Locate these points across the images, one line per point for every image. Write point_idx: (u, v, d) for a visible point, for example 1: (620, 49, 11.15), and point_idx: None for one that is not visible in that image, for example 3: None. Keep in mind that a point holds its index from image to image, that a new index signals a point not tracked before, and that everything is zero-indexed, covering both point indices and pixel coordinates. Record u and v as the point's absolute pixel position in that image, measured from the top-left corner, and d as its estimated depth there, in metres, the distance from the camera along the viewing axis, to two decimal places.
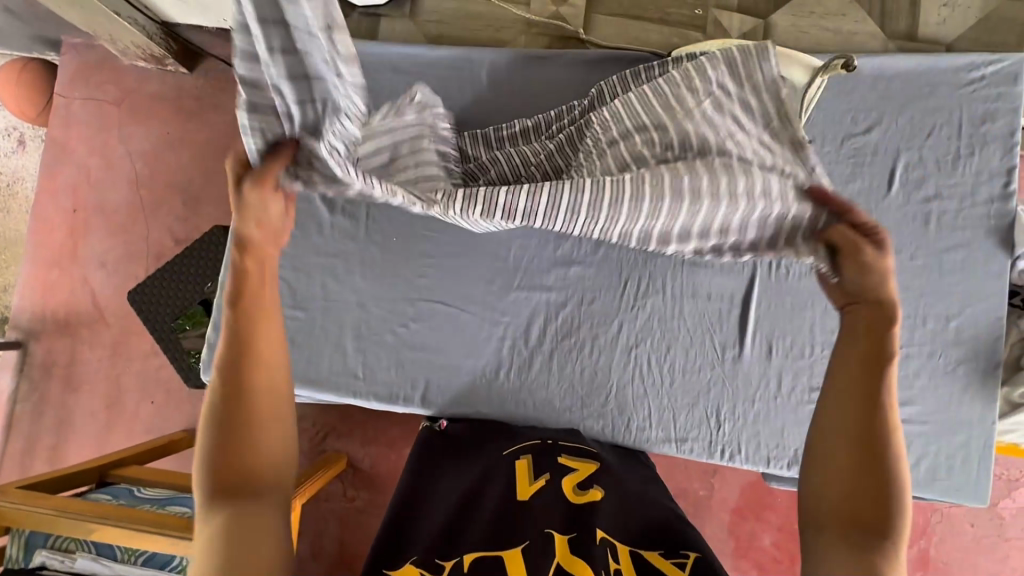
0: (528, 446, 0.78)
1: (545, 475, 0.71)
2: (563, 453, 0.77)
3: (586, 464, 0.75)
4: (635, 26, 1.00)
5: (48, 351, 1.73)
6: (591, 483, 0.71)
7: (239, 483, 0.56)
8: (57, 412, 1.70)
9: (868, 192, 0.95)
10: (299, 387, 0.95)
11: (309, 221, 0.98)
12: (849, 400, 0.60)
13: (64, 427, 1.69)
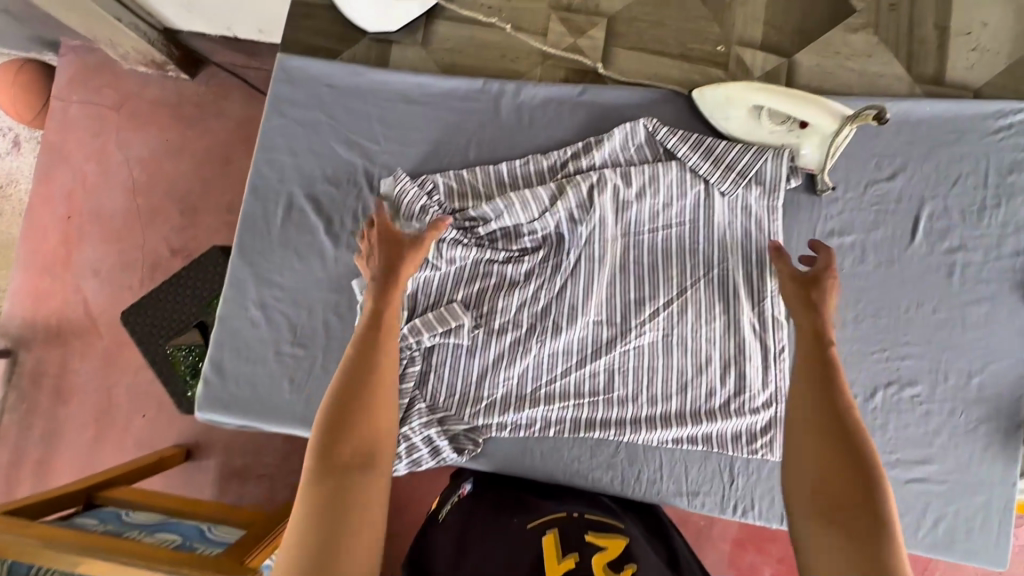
0: (555, 519, 0.73)
1: (574, 553, 0.65)
2: (592, 528, 0.71)
3: (616, 539, 0.69)
4: (655, 61, 0.96)
5: (38, 360, 1.69)
6: (625, 561, 0.64)
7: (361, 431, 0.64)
8: (45, 423, 1.66)
9: (891, 240, 0.92)
10: (298, 428, 0.92)
11: (312, 254, 0.94)
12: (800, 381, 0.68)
13: (52, 439, 1.65)
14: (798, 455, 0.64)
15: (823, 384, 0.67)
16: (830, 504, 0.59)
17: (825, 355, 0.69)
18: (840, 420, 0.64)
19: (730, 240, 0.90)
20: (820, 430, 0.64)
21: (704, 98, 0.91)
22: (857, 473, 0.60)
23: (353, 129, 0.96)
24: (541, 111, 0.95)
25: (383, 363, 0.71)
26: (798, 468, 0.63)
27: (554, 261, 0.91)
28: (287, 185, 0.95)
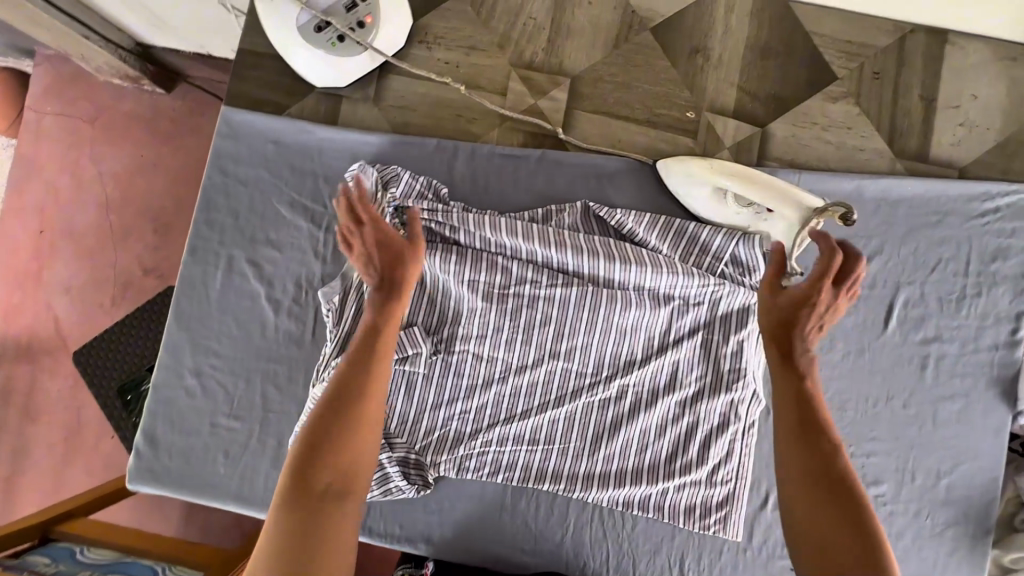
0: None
1: None
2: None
3: None
4: (618, 126, 0.91)
5: (5, 379, 1.66)
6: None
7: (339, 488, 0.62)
8: (9, 444, 1.64)
9: (862, 327, 0.87)
10: (232, 505, 0.88)
11: (251, 321, 0.90)
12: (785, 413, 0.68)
13: (16, 461, 1.63)
14: (794, 501, 0.63)
15: (810, 421, 0.66)
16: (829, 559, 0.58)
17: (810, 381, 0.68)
18: (830, 463, 0.63)
19: (691, 321, 0.86)
20: (812, 479, 0.63)
21: (670, 170, 0.85)
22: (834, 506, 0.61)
23: (298, 190, 0.91)
24: (496, 177, 0.90)
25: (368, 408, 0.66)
26: (795, 516, 0.63)
27: (498, 340, 0.87)
28: (228, 247, 0.91)
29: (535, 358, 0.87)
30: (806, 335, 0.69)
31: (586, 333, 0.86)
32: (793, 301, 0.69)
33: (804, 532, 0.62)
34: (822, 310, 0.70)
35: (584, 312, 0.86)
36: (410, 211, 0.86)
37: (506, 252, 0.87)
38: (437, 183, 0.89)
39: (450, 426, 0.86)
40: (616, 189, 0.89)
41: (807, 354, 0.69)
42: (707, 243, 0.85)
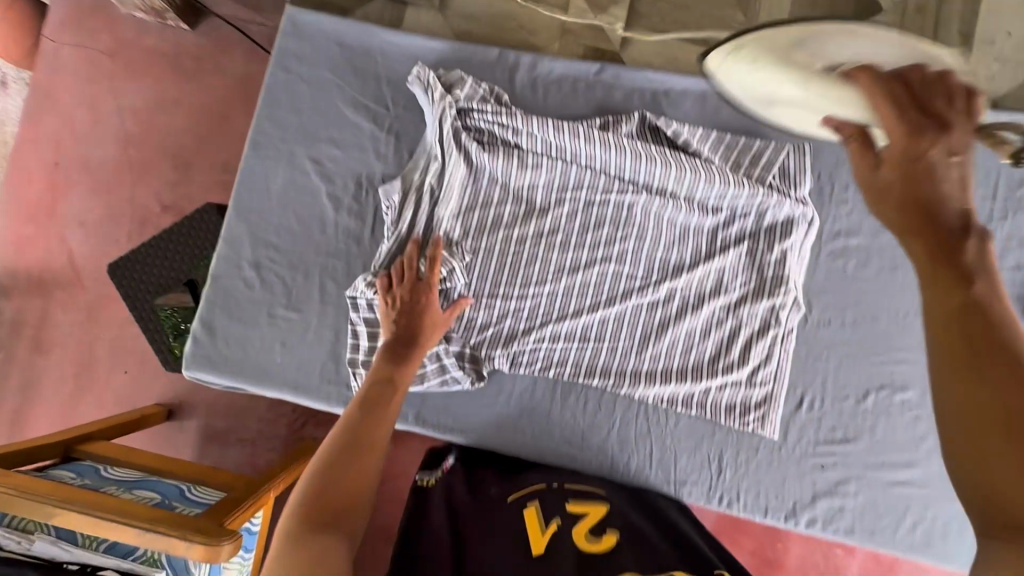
0: (533, 493, 0.79)
1: (554, 525, 0.71)
2: (571, 498, 0.78)
3: (596, 506, 0.77)
4: (675, 45, 0.95)
5: (18, 309, 1.70)
6: (605, 527, 0.72)
7: (338, 510, 0.60)
8: (22, 374, 1.68)
9: (897, 245, 0.92)
10: (288, 393, 0.90)
11: (312, 217, 0.92)
12: (944, 279, 0.44)
13: (28, 392, 1.68)
14: (940, 375, 0.42)
15: (970, 306, 0.43)
16: (1003, 479, 0.38)
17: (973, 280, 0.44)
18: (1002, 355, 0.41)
19: (736, 231, 0.91)
20: (985, 359, 0.41)
21: (736, 72, 0.61)
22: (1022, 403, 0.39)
23: (361, 92, 0.93)
24: (556, 87, 0.93)
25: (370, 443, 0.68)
26: (942, 396, 0.41)
27: (551, 242, 0.92)
28: (290, 144, 0.92)
29: (587, 260, 0.91)
30: (935, 189, 0.47)
31: (636, 239, 0.91)
32: (893, 167, 0.49)
33: (964, 442, 0.40)
34: (946, 156, 0.48)
35: (634, 218, 0.91)
36: (477, 112, 0.90)
37: (565, 157, 0.91)
38: (498, 91, 0.92)
39: (504, 323, 0.91)
40: (672, 106, 0.93)
41: (962, 245, 0.45)
42: (754, 156, 0.91)
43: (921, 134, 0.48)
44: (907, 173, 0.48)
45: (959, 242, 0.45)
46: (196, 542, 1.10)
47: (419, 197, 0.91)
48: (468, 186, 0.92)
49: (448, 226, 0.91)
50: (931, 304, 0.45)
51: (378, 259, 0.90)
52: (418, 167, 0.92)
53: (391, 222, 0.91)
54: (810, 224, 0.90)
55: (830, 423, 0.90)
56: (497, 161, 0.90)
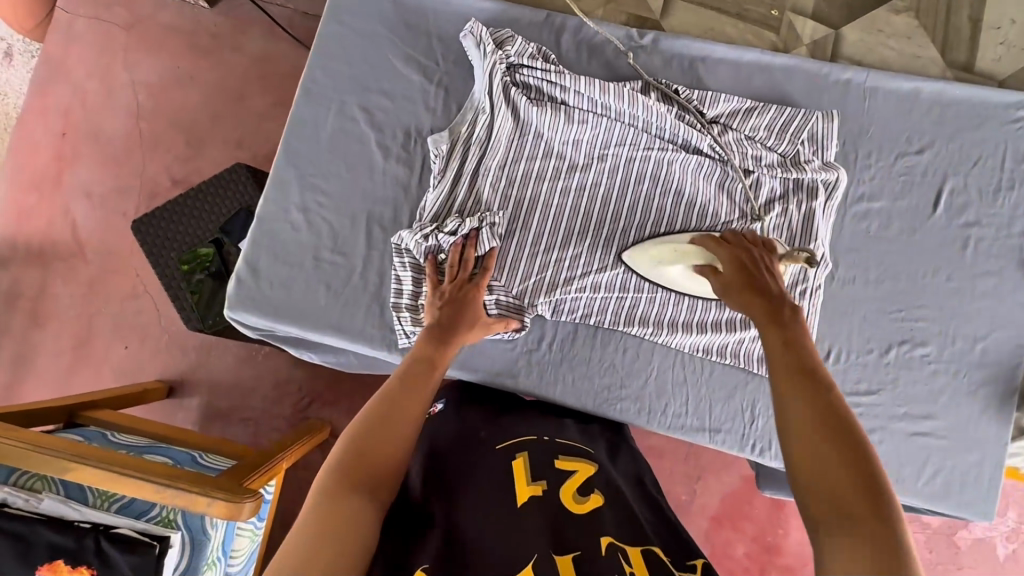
0: (523, 442, 0.72)
1: (540, 485, 0.65)
2: (560, 454, 0.71)
3: (586, 464, 0.71)
4: (712, 17, 1.03)
5: (14, 281, 1.67)
6: (593, 489, 0.66)
7: (370, 479, 0.60)
8: (17, 346, 1.65)
9: (914, 211, 0.98)
10: (331, 336, 0.90)
11: (360, 163, 0.94)
12: (771, 338, 0.62)
13: (21, 364, 1.64)
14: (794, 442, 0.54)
15: (803, 368, 0.58)
16: (818, 463, 0.51)
17: (805, 359, 0.59)
18: (833, 414, 0.54)
19: (773, 188, 0.95)
20: (815, 414, 0.54)
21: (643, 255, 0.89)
22: (849, 449, 0.51)
23: (412, 47, 0.97)
24: (600, 50, 0.98)
25: (405, 416, 0.66)
26: (797, 458, 0.53)
27: (593, 196, 0.95)
28: (341, 93, 0.95)
29: (628, 214, 0.95)
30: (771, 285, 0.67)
31: (674, 195, 0.95)
32: (731, 265, 0.71)
33: (813, 491, 0.50)
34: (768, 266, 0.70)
35: (673, 175, 0.95)
36: (526, 68, 0.93)
37: (609, 115, 0.94)
38: (545, 51, 0.96)
39: (546, 273, 0.93)
40: (710, 72, 0.99)
41: (796, 326, 0.63)
42: (785, 121, 0.96)
43: (750, 245, 0.72)
44: (738, 270, 0.69)
45: (792, 313, 0.64)
46: (218, 500, 1.08)
47: (467, 148, 0.94)
48: (513, 140, 0.94)
49: (495, 176, 0.93)
50: (776, 371, 0.59)
51: (425, 207, 0.92)
52: (466, 120, 0.95)
53: (438, 171, 0.93)
54: (838, 184, 0.94)
55: (855, 375, 0.95)
56: (543, 116, 0.94)
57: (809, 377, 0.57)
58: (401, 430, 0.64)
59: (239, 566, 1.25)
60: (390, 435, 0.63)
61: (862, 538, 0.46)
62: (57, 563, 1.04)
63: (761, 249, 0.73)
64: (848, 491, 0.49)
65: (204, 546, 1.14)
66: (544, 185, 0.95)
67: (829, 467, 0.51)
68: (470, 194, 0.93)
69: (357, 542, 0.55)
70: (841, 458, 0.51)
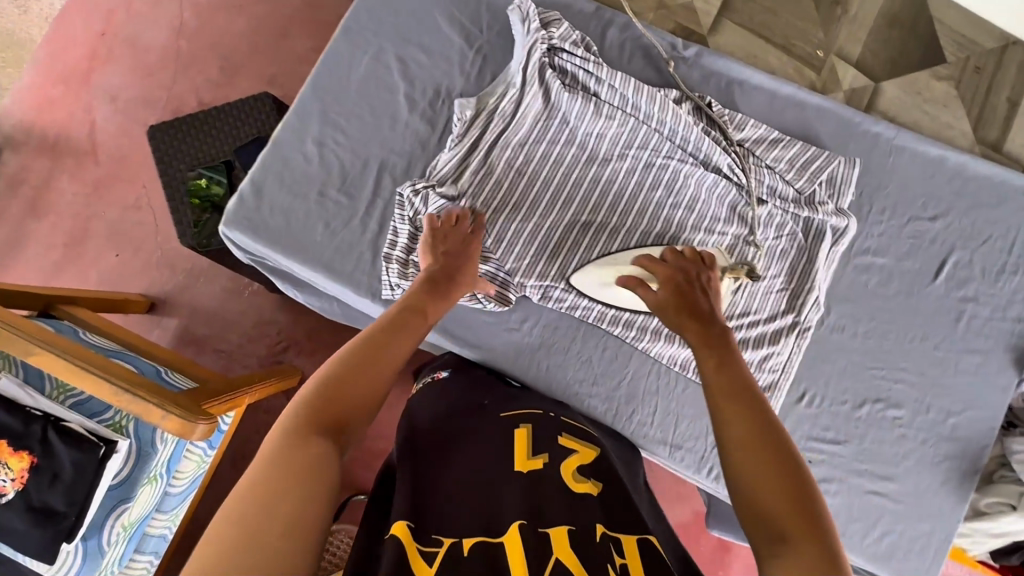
0: (529, 417, 0.78)
1: (541, 458, 0.70)
2: (565, 433, 0.77)
3: (588, 449, 0.76)
4: (757, 45, 1.04)
5: (21, 167, 1.67)
6: (594, 472, 0.71)
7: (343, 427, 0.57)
8: (10, 230, 1.65)
9: (915, 274, 0.98)
10: (318, 272, 0.90)
11: (385, 111, 0.94)
12: (707, 359, 0.66)
13: (10, 248, 1.64)
14: (732, 466, 0.56)
15: (741, 391, 0.62)
16: (753, 482, 0.54)
17: (746, 383, 0.62)
18: (770, 436, 0.57)
19: (779, 224, 0.96)
20: (755, 435, 0.57)
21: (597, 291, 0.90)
22: (786, 468, 0.54)
23: (459, 9, 0.97)
24: (642, 52, 0.99)
25: (382, 363, 0.64)
26: (736, 478, 0.56)
27: (605, 193, 0.95)
28: (381, 39, 0.95)
29: (636, 216, 0.95)
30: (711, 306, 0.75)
31: (686, 208, 0.95)
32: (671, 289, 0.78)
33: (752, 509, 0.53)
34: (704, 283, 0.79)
35: (688, 188, 0.95)
36: (566, 54, 0.94)
37: (638, 116, 0.95)
38: (589, 41, 0.97)
39: (537, 262, 0.93)
40: (746, 98, 0.99)
41: (725, 339, 0.69)
42: (806, 160, 0.96)
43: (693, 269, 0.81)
44: (675, 293, 0.77)
45: (725, 337, 0.69)
46: (172, 415, 1.07)
47: (490, 117, 0.94)
48: (538, 120, 0.94)
49: (513, 152, 0.94)
50: (716, 390, 0.63)
51: (436, 167, 0.92)
52: (496, 91, 0.95)
53: (459, 135, 0.93)
54: (846, 232, 0.95)
55: (824, 423, 0.95)
56: (572, 105, 0.94)
57: (741, 397, 0.61)
58: (380, 370, 0.63)
59: (180, 489, 1.22)
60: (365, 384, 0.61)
61: (804, 556, 0.49)
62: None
63: (700, 271, 0.81)
64: (784, 517, 0.51)
65: (150, 459, 1.13)
66: (557, 171, 0.95)
67: (770, 495, 0.53)
68: (484, 163, 0.93)
69: (328, 488, 0.51)
70: (771, 474, 0.54)
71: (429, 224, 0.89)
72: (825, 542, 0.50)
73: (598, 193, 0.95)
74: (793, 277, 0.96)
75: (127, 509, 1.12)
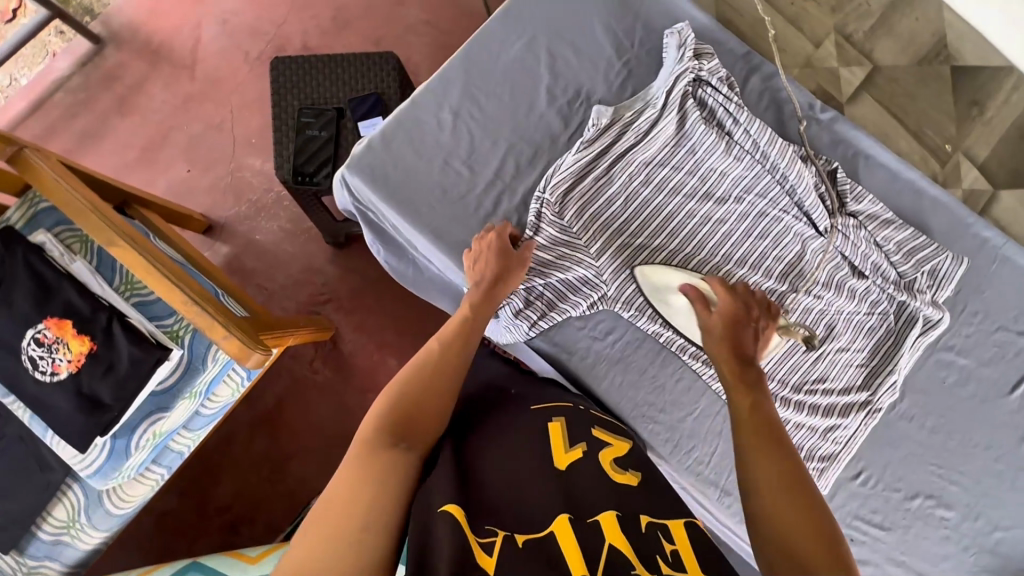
0: (560, 409, 0.79)
1: (579, 448, 0.71)
2: (597, 426, 0.78)
3: (621, 441, 0.77)
4: (890, 125, 1.15)
5: (119, 64, 1.69)
6: (629, 463, 0.71)
7: (406, 438, 0.65)
8: (93, 122, 1.67)
9: (993, 382, 0.98)
10: (424, 237, 0.91)
11: (524, 98, 0.96)
12: (744, 397, 0.70)
13: (90, 139, 1.66)
14: (763, 506, 0.58)
15: (772, 429, 0.65)
16: (784, 528, 0.56)
17: (777, 427, 0.66)
18: (795, 480, 0.60)
19: (874, 302, 0.97)
20: (784, 478, 0.60)
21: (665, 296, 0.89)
22: (812, 512, 0.57)
23: (615, 20, 0.99)
24: (779, 105, 1.01)
25: (441, 374, 0.72)
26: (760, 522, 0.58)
27: (715, 230, 0.96)
28: (536, 29, 0.98)
29: (736, 260, 0.96)
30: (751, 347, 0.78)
31: (789, 264, 0.96)
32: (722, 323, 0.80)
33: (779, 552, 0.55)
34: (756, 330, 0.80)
35: (793, 246, 0.96)
36: (711, 89, 0.96)
37: (764, 165, 0.97)
38: (733, 81, 0.98)
39: (626, 287, 0.92)
40: (867, 174, 1.01)
41: (759, 379, 0.73)
42: (914, 247, 0.97)
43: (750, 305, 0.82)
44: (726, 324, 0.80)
45: (760, 381, 0.72)
46: (233, 337, 1.07)
47: (622, 130, 0.94)
48: (666, 143, 0.95)
49: (635, 169, 0.94)
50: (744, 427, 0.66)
51: (560, 166, 0.92)
52: (633, 106, 0.96)
53: (590, 139, 0.93)
54: (937, 324, 0.95)
55: (872, 505, 0.95)
56: (705, 138, 0.95)
57: (770, 441, 0.63)
58: (442, 384, 0.72)
59: (211, 412, 1.19)
60: (423, 401, 0.69)
61: None
62: (64, 324, 1.04)
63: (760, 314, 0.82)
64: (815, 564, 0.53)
65: (195, 375, 1.13)
66: (674, 197, 0.95)
67: (799, 541, 0.55)
68: (606, 172, 0.94)
69: (392, 492, 0.59)
70: (797, 517, 0.56)
71: (546, 214, 0.91)
72: None
73: (709, 228, 0.96)
74: (875, 356, 0.96)
75: (161, 419, 1.12)
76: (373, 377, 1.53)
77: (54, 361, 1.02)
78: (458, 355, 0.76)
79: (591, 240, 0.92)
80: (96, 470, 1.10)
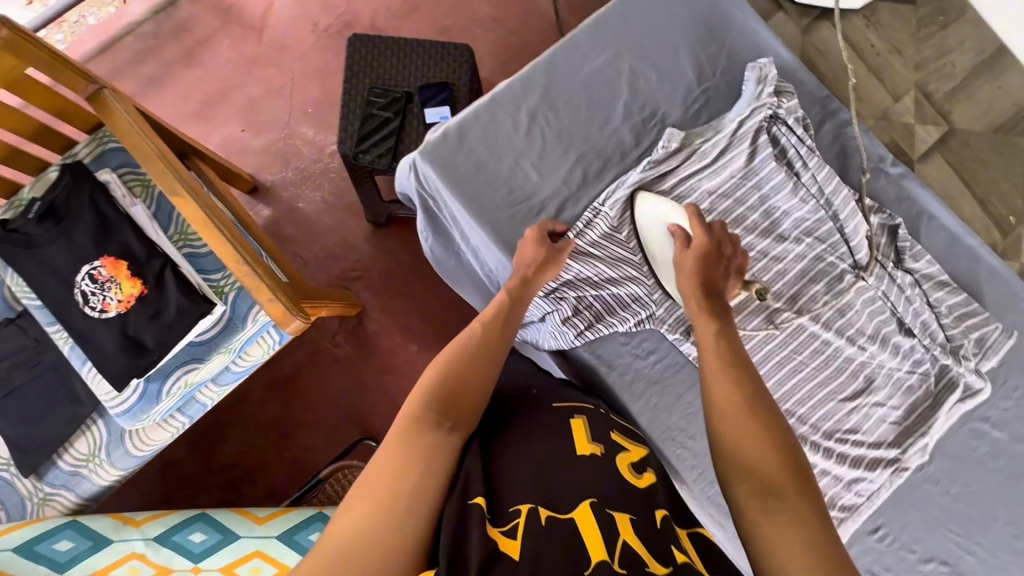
0: (581, 408, 0.79)
1: (599, 444, 0.72)
2: (614, 428, 0.78)
3: (637, 445, 0.77)
4: (957, 188, 1.17)
5: (189, 17, 1.72)
6: (644, 467, 0.73)
7: (452, 417, 0.67)
8: (155, 69, 1.70)
9: None
10: (484, 232, 0.92)
11: (601, 110, 0.97)
12: (707, 331, 0.79)
13: (152, 87, 1.69)
14: (727, 428, 0.68)
15: (733, 359, 0.75)
16: (744, 444, 0.66)
17: (738, 358, 0.75)
18: (752, 403, 0.69)
19: (918, 361, 0.97)
20: (744, 404, 0.69)
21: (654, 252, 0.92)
22: (769, 430, 0.67)
23: (700, 47, 1.00)
24: (850, 153, 1.02)
25: (485, 359, 0.74)
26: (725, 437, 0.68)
27: (770, 266, 0.96)
28: (621, 44, 0.98)
29: (786, 299, 0.96)
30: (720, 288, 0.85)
31: (840, 312, 0.96)
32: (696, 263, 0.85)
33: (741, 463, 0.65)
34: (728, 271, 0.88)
35: (846, 295, 0.96)
36: (786, 128, 0.96)
37: (827, 211, 0.97)
38: (809, 123, 0.99)
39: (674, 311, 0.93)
40: (928, 233, 1.01)
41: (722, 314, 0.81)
42: (963, 311, 0.97)
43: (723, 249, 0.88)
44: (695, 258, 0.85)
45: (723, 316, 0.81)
46: (277, 300, 1.08)
47: (691, 156, 0.94)
48: (735, 175, 0.95)
49: (699, 196, 0.95)
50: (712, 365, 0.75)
51: (626, 182, 0.92)
52: (705, 133, 0.96)
53: (658, 160, 0.93)
54: (980, 392, 0.95)
55: (885, 561, 0.96)
56: (773, 177, 0.96)
57: (735, 370, 0.73)
58: (483, 367, 0.73)
59: None
60: (469, 382, 0.71)
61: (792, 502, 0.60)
62: (119, 264, 1.07)
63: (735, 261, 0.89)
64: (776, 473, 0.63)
65: (234, 331, 1.14)
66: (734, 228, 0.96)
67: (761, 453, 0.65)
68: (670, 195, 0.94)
69: (436, 469, 0.62)
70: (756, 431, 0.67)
71: (602, 225, 0.90)
72: (803, 490, 0.62)
73: (765, 264, 0.96)
74: (911, 415, 0.96)
75: (195, 368, 1.14)
76: (395, 359, 1.55)
77: (105, 299, 1.05)
78: (505, 341, 0.78)
79: (646, 259, 0.93)
80: (126, 410, 1.11)
